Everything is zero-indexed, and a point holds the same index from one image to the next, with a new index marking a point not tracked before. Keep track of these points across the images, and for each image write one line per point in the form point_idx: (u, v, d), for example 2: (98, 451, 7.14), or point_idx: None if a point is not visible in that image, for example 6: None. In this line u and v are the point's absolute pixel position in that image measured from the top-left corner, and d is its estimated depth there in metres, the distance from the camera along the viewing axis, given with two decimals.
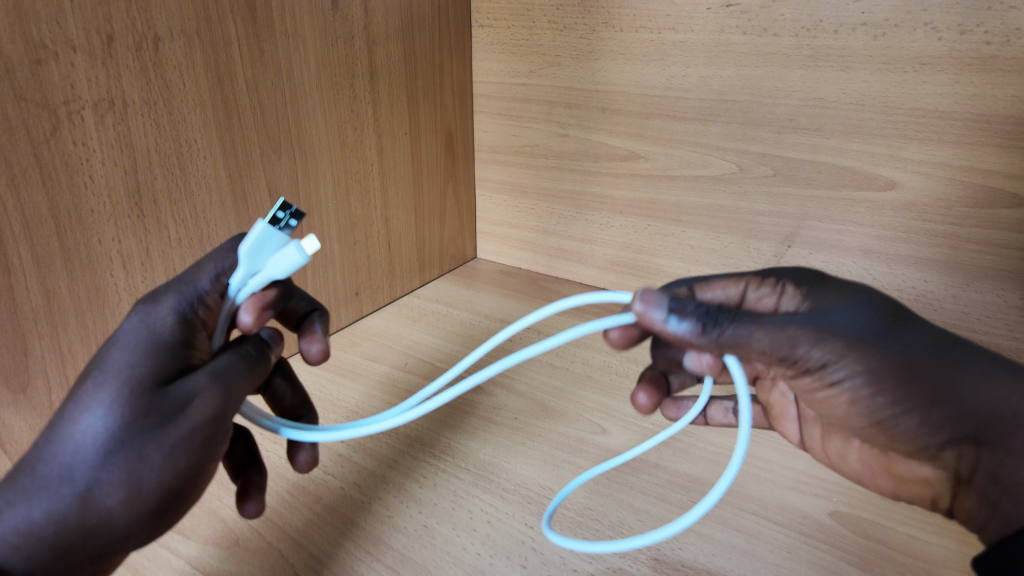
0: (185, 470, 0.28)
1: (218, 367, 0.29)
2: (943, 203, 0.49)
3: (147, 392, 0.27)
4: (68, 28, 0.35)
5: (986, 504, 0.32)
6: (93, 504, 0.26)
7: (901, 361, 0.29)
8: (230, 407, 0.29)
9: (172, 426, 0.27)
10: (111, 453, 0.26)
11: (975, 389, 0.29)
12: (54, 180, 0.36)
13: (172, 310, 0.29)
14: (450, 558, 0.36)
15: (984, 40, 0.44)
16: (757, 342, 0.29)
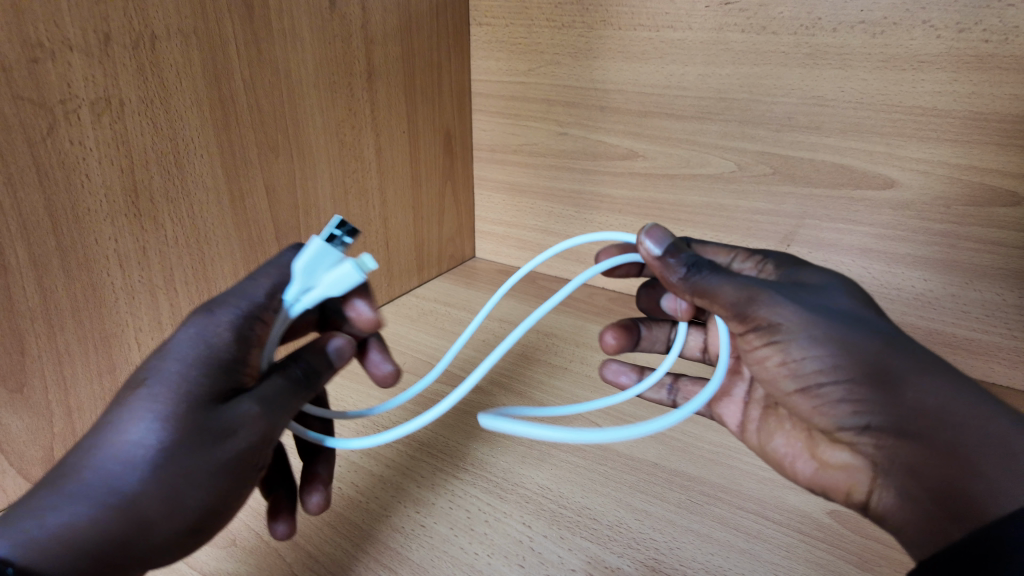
0: (225, 492, 0.28)
1: (267, 393, 0.29)
2: (941, 202, 0.49)
3: (201, 411, 0.27)
4: (65, 28, 0.35)
5: (907, 504, 0.31)
6: (134, 517, 0.26)
7: (842, 339, 0.31)
8: (274, 433, 0.29)
9: (218, 448, 0.27)
10: (157, 467, 0.26)
11: (911, 378, 0.30)
12: (51, 179, 0.36)
13: (231, 319, 0.30)
14: (446, 558, 0.36)
15: (983, 38, 0.44)
16: (721, 288, 0.33)
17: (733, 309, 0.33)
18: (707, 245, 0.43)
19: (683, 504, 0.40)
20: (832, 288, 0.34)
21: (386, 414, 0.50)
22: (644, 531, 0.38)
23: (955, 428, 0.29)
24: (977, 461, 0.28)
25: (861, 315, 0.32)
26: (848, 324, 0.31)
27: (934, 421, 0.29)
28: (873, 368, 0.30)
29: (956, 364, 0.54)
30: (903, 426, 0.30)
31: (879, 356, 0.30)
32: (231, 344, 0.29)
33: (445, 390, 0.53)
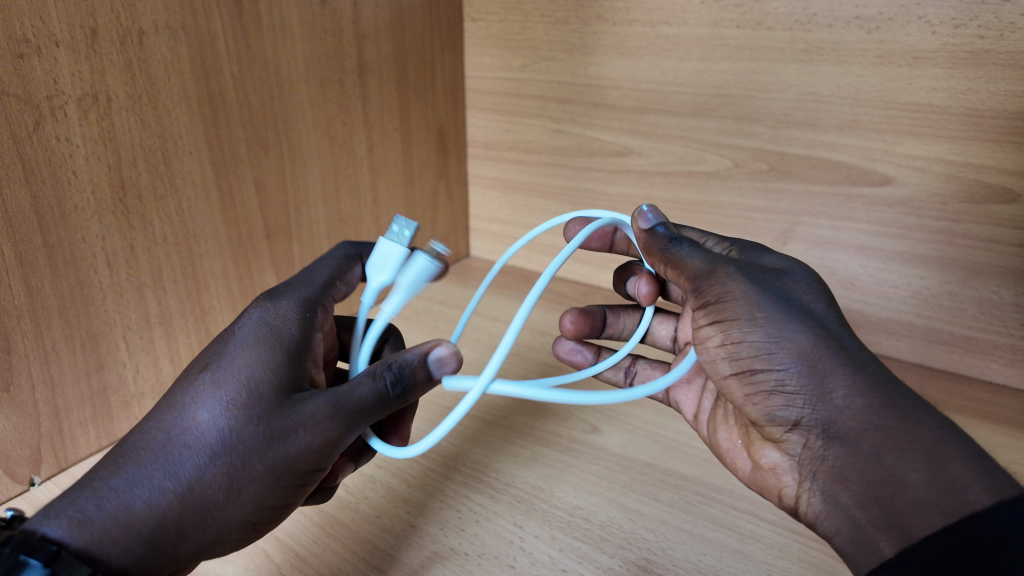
0: (284, 485, 0.29)
1: (341, 391, 0.30)
2: (937, 199, 0.49)
3: (267, 400, 0.29)
4: (50, 23, 0.35)
5: (841, 511, 0.30)
6: (192, 499, 0.27)
7: (780, 324, 0.31)
8: (346, 435, 0.30)
9: (279, 439, 0.29)
10: (219, 450, 0.28)
11: (839, 372, 0.30)
12: (37, 176, 0.36)
13: (294, 307, 0.35)
14: (435, 558, 0.36)
15: (978, 34, 0.44)
16: (688, 262, 0.35)
17: (695, 281, 0.35)
18: (691, 229, 0.45)
19: (676, 504, 0.40)
20: (789, 276, 0.35)
21: None
22: (636, 531, 0.38)
23: (879, 432, 0.29)
24: (898, 470, 0.28)
25: (807, 307, 0.33)
26: (790, 311, 0.32)
27: (857, 422, 0.29)
28: (802, 358, 0.31)
29: (952, 362, 0.54)
30: (829, 423, 0.30)
31: (812, 347, 0.30)
32: (296, 330, 0.33)
33: (438, 390, 0.53)
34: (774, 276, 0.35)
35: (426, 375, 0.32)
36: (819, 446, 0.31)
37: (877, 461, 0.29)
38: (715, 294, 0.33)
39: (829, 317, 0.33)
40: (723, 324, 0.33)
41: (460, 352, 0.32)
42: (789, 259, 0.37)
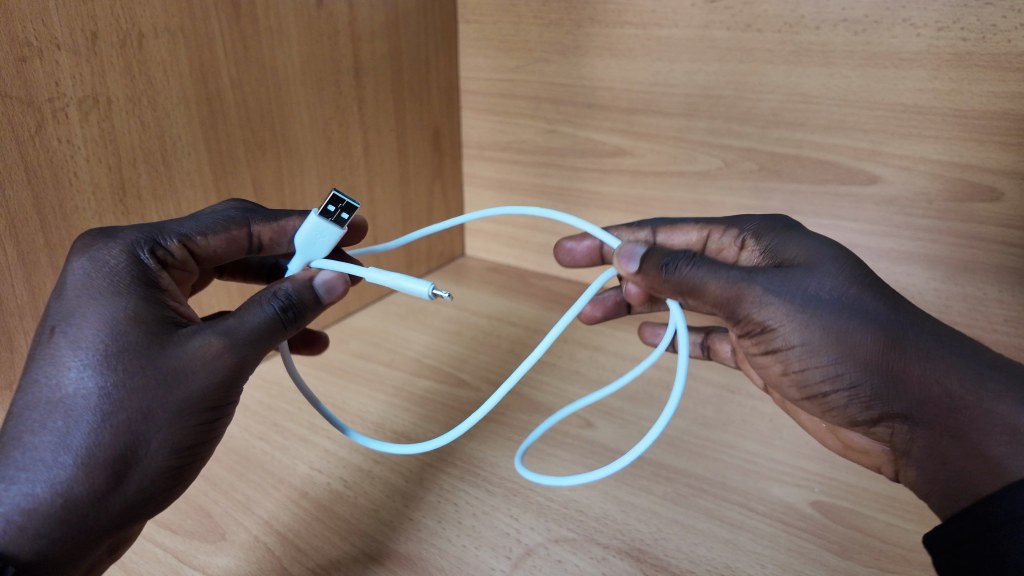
0: (197, 428, 0.30)
1: (232, 324, 0.30)
2: (924, 198, 0.50)
3: (140, 346, 0.29)
4: (52, 26, 0.35)
5: (924, 477, 0.33)
6: (100, 467, 0.27)
7: (840, 335, 0.31)
8: (245, 355, 0.30)
9: (176, 381, 0.29)
10: (110, 409, 0.28)
11: (913, 367, 0.31)
12: (39, 176, 0.37)
13: (124, 249, 0.32)
14: (434, 549, 0.37)
15: (961, 36, 0.45)
16: (710, 284, 0.33)
17: (723, 306, 0.33)
18: (709, 220, 0.42)
19: (668, 495, 0.41)
20: (818, 267, 0.33)
21: (374, 409, 0.50)
22: (629, 523, 0.39)
23: (961, 415, 0.31)
24: (980, 445, 0.30)
25: (857, 302, 0.32)
26: (843, 321, 0.31)
27: (934, 412, 0.31)
28: (876, 369, 0.31)
29: None
30: (911, 415, 0.32)
31: (879, 352, 0.31)
32: (139, 268, 0.32)
33: (434, 386, 0.53)
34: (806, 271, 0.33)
35: (314, 298, 0.34)
36: (904, 436, 0.33)
37: (963, 441, 0.31)
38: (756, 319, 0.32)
39: (874, 300, 0.32)
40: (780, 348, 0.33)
41: (349, 277, 0.36)
42: (798, 231, 0.37)
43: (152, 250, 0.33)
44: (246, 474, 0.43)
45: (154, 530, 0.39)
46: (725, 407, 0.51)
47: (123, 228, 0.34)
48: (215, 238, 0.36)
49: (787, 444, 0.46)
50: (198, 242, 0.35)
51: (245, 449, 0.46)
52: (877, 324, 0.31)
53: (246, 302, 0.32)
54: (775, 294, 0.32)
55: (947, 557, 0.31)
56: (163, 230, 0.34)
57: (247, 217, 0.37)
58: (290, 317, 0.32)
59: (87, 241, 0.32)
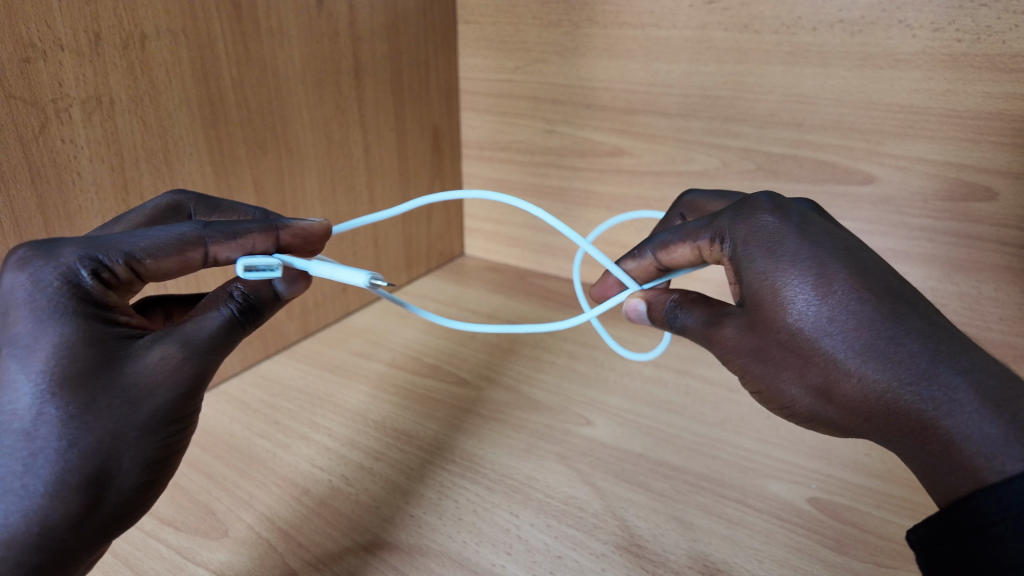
0: (166, 440, 0.30)
1: (188, 335, 0.31)
2: (920, 197, 0.51)
3: (101, 366, 0.28)
4: (56, 27, 0.36)
5: None
6: (73, 492, 0.27)
7: (778, 383, 0.32)
8: (203, 363, 0.31)
9: (141, 399, 0.28)
10: (76, 435, 0.27)
11: (848, 414, 0.30)
12: (43, 176, 0.37)
13: (63, 273, 0.28)
14: (434, 545, 0.37)
15: (956, 37, 0.45)
16: (686, 333, 0.37)
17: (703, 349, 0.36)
18: (694, 228, 0.36)
19: (667, 492, 0.41)
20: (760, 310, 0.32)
21: (375, 408, 0.51)
22: (629, 519, 0.39)
23: (913, 444, 0.28)
24: (935, 467, 0.28)
25: (784, 345, 0.31)
26: (780, 366, 0.31)
27: (880, 440, 0.29)
28: (821, 407, 0.31)
29: None
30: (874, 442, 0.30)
31: (819, 391, 0.30)
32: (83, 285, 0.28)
33: (435, 385, 0.54)
34: (751, 318, 0.32)
35: (270, 296, 0.35)
36: None
37: (923, 464, 0.28)
38: (728, 364, 0.34)
39: (807, 337, 0.30)
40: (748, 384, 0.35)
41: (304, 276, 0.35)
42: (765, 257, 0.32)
43: (95, 272, 0.29)
44: (248, 471, 0.43)
45: (158, 527, 0.39)
46: (723, 404, 0.51)
47: (65, 240, 0.29)
48: (167, 260, 0.30)
49: (784, 441, 0.47)
50: (147, 265, 0.30)
51: (247, 446, 0.46)
52: (808, 364, 0.30)
53: (199, 309, 0.33)
54: (727, 346, 0.33)
55: (938, 552, 0.28)
56: (107, 246, 0.29)
57: (203, 233, 0.31)
58: (246, 318, 0.34)
59: (24, 253, 0.28)
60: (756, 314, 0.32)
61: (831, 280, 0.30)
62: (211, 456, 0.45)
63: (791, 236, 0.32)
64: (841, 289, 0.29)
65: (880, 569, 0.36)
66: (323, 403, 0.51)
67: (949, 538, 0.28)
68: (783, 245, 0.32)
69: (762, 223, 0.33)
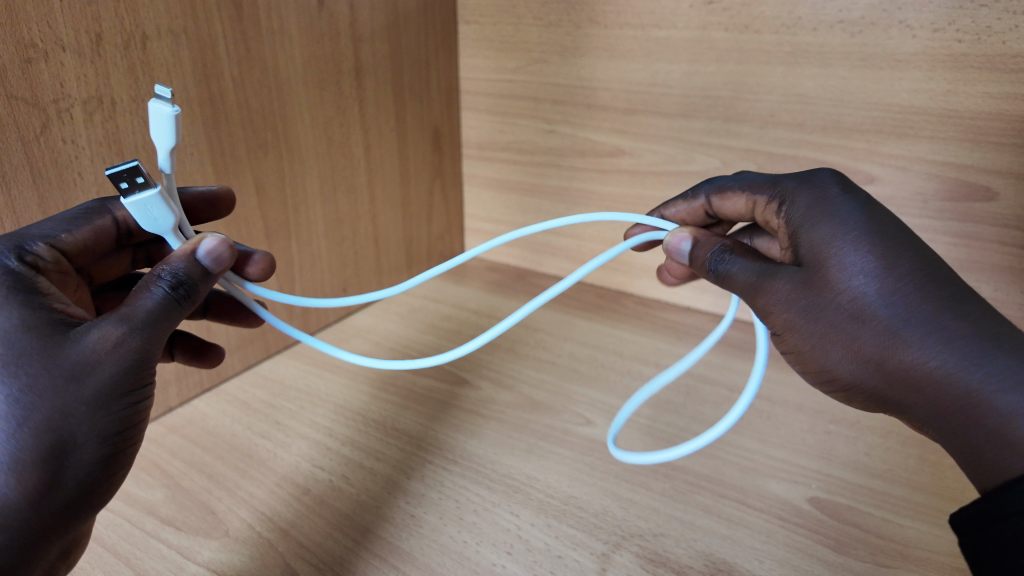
0: (120, 415, 0.29)
1: (125, 311, 0.29)
2: (920, 197, 0.51)
3: (38, 346, 0.28)
4: (57, 28, 0.36)
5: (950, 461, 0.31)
6: (31, 469, 0.27)
7: (825, 343, 0.32)
8: (145, 339, 0.29)
9: (85, 374, 0.28)
10: (24, 415, 0.27)
11: (896, 383, 0.30)
12: (45, 177, 0.37)
13: None
14: (435, 545, 0.37)
15: (957, 38, 0.45)
16: (733, 289, 0.35)
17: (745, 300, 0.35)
18: (756, 185, 0.39)
19: (667, 492, 0.41)
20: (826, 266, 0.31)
21: (376, 407, 0.51)
22: (629, 519, 0.39)
23: (957, 418, 0.29)
24: (977, 444, 0.28)
25: (841, 308, 0.31)
26: (833, 328, 0.31)
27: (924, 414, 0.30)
28: (865, 374, 0.31)
29: None
30: (912, 415, 0.31)
31: (868, 360, 0.30)
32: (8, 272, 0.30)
33: (435, 385, 0.54)
34: (806, 281, 0.32)
35: (201, 271, 0.32)
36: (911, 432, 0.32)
37: (965, 441, 0.29)
38: (768, 322, 0.34)
39: (870, 303, 0.30)
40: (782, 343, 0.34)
41: (230, 240, 0.33)
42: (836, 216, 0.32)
43: (18, 256, 0.31)
44: (249, 471, 0.43)
45: (159, 527, 0.39)
46: (724, 404, 0.51)
47: None
48: (80, 231, 0.35)
49: (783, 441, 0.47)
50: (65, 239, 0.35)
51: (248, 446, 0.46)
52: (864, 330, 0.30)
53: (133, 288, 0.30)
54: (773, 305, 0.33)
55: (974, 538, 0.28)
56: (22, 236, 0.33)
57: (102, 203, 0.38)
58: (183, 294, 0.31)
59: None
60: (813, 275, 0.32)
61: (898, 257, 0.30)
62: (211, 456, 0.45)
63: (855, 208, 0.32)
64: (905, 264, 0.30)
65: (881, 569, 0.36)
66: (324, 403, 0.51)
67: (986, 523, 0.28)
68: (846, 215, 0.32)
69: (833, 195, 0.34)
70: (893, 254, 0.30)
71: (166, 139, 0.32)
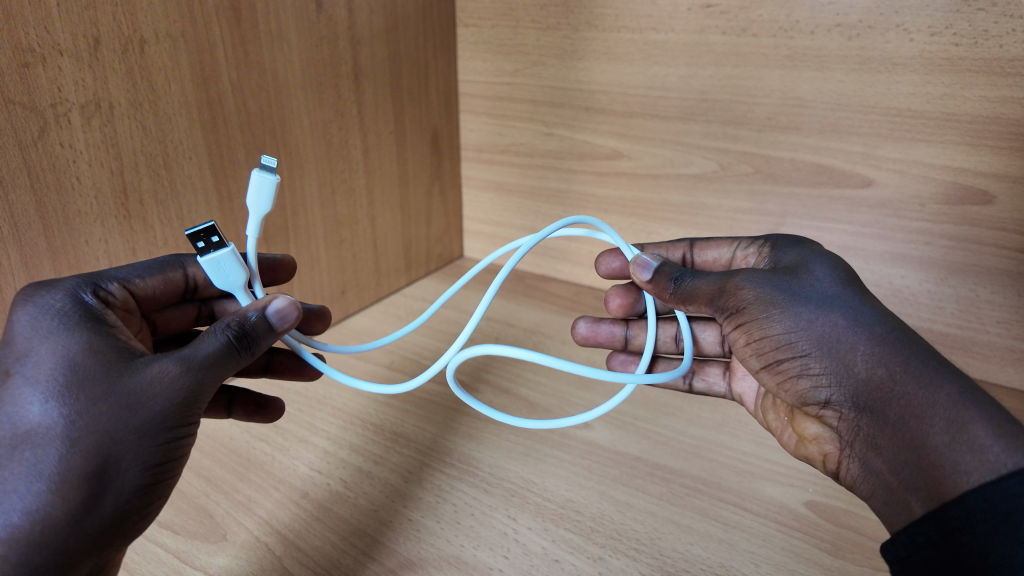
0: (166, 448, 0.29)
1: (188, 352, 0.30)
2: (917, 200, 0.51)
3: (100, 375, 0.28)
4: (55, 32, 0.36)
5: (875, 472, 0.32)
6: (74, 490, 0.26)
7: (798, 315, 0.33)
8: (199, 381, 0.30)
9: (140, 406, 0.28)
10: (77, 436, 0.27)
11: (859, 350, 0.31)
12: (42, 181, 0.37)
13: (68, 297, 0.31)
14: (432, 550, 0.37)
15: (954, 41, 0.45)
16: (698, 289, 0.36)
17: (712, 302, 0.36)
18: (740, 239, 0.44)
19: (664, 495, 0.42)
20: (805, 268, 0.36)
21: (374, 411, 0.51)
22: (626, 522, 0.39)
23: (903, 399, 0.30)
24: (921, 433, 0.29)
25: (819, 292, 0.34)
26: (806, 303, 0.33)
27: (886, 386, 0.31)
28: (833, 344, 0.32)
29: None
30: (855, 396, 0.32)
31: (832, 331, 0.32)
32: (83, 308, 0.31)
33: (433, 388, 0.54)
34: (785, 273, 0.35)
35: (266, 326, 0.32)
36: (853, 421, 0.32)
37: (903, 429, 0.30)
38: (733, 306, 0.35)
39: (842, 292, 0.34)
40: (745, 327, 0.35)
41: (300, 303, 0.34)
42: (807, 246, 0.39)
43: (93, 291, 0.33)
44: (246, 475, 0.44)
45: (156, 530, 0.39)
46: (721, 407, 0.51)
47: (59, 276, 0.33)
48: (152, 279, 0.38)
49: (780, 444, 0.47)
50: (139, 284, 0.37)
51: (245, 450, 0.46)
52: (835, 307, 0.33)
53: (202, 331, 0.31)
54: (746, 287, 0.34)
55: (911, 564, 0.29)
56: (100, 276, 0.35)
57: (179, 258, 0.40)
58: (245, 345, 0.31)
59: (28, 291, 0.31)
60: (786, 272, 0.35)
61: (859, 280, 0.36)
62: (210, 459, 0.45)
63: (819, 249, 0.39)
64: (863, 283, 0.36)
65: (876, 573, 0.36)
66: (322, 407, 0.51)
67: (919, 548, 0.29)
68: (810, 246, 0.39)
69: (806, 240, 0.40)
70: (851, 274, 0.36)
71: (262, 202, 0.35)
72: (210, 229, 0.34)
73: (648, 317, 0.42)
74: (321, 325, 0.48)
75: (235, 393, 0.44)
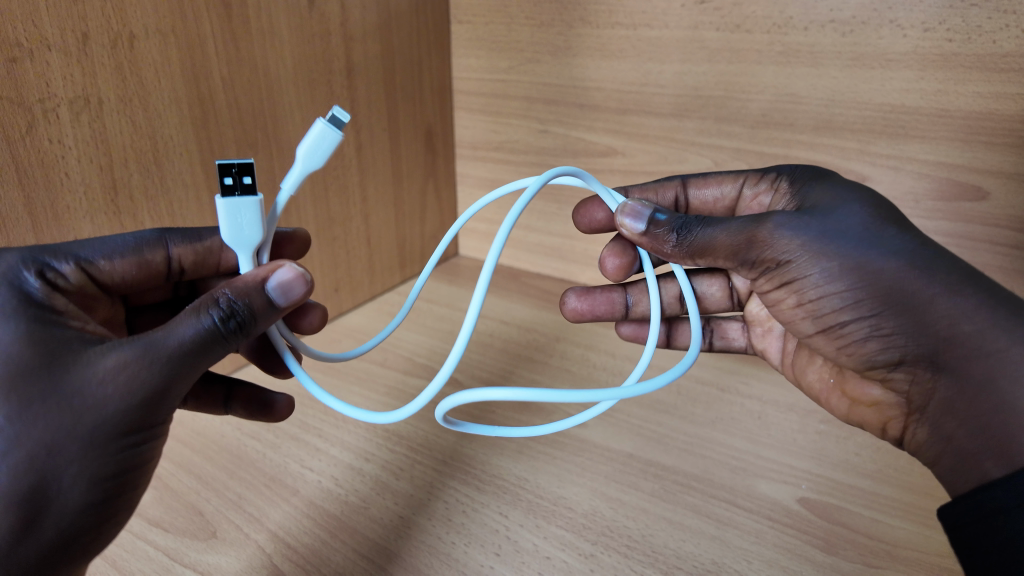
0: (115, 456, 0.28)
1: (152, 342, 0.28)
2: (911, 196, 0.50)
3: (37, 377, 0.27)
4: (43, 27, 0.35)
5: (940, 436, 0.33)
6: (10, 508, 0.26)
7: (854, 268, 0.33)
8: (163, 377, 0.28)
9: (81, 413, 0.27)
10: (8, 447, 0.26)
11: (935, 305, 0.32)
12: (31, 177, 0.37)
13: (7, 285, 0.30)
14: (424, 547, 0.37)
15: (947, 37, 0.45)
16: (716, 240, 0.35)
17: (736, 254, 0.35)
18: (742, 172, 0.45)
19: (657, 492, 0.41)
20: (842, 207, 0.35)
21: (367, 408, 0.50)
22: (618, 519, 0.39)
23: (995, 357, 0.30)
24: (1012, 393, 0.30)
25: (886, 243, 0.33)
26: (860, 250, 0.33)
27: (970, 344, 0.31)
28: (905, 298, 0.32)
29: None
30: (935, 355, 0.32)
31: (897, 280, 0.32)
32: (28, 298, 0.30)
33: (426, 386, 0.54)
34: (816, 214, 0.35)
35: (264, 301, 0.31)
36: (927, 379, 0.33)
37: (990, 387, 0.31)
38: (766, 257, 0.34)
39: (893, 234, 0.33)
40: (794, 283, 0.35)
41: (308, 278, 0.31)
42: (824, 177, 0.39)
43: (39, 271, 0.32)
44: (237, 472, 0.43)
45: (145, 528, 0.39)
46: (715, 404, 0.51)
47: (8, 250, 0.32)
48: (122, 262, 0.37)
49: (774, 441, 0.47)
50: (102, 266, 0.36)
51: (237, 448, 0.46)
52: (907, 259, 0.32)
53: (181, 312, 0.29)
54: (785, 240, 0.34)
55: (964, 527, 0.30)
56: (59, 252, 0.34)
57: (161, 237, 0.38)
58: (230, 327, 0.30)
59: None
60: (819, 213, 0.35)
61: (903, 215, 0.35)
62: (201, 457, 0.45)
63: (841, 183, 0.38)
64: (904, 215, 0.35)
65: (869, 569, 0.36)
66: (314, 404, 0.51)
67: (979, 514, 0.30)
68: (838, 181, 0.38)
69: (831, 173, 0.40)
70: (888, 207, 0.35)
71: (314, 157, 0.33)
72: (245, 167, 0.32)
73: (646, 276, 0.41)
74: (315, 318, 0.46)
75: (232, 387, 0.43)
